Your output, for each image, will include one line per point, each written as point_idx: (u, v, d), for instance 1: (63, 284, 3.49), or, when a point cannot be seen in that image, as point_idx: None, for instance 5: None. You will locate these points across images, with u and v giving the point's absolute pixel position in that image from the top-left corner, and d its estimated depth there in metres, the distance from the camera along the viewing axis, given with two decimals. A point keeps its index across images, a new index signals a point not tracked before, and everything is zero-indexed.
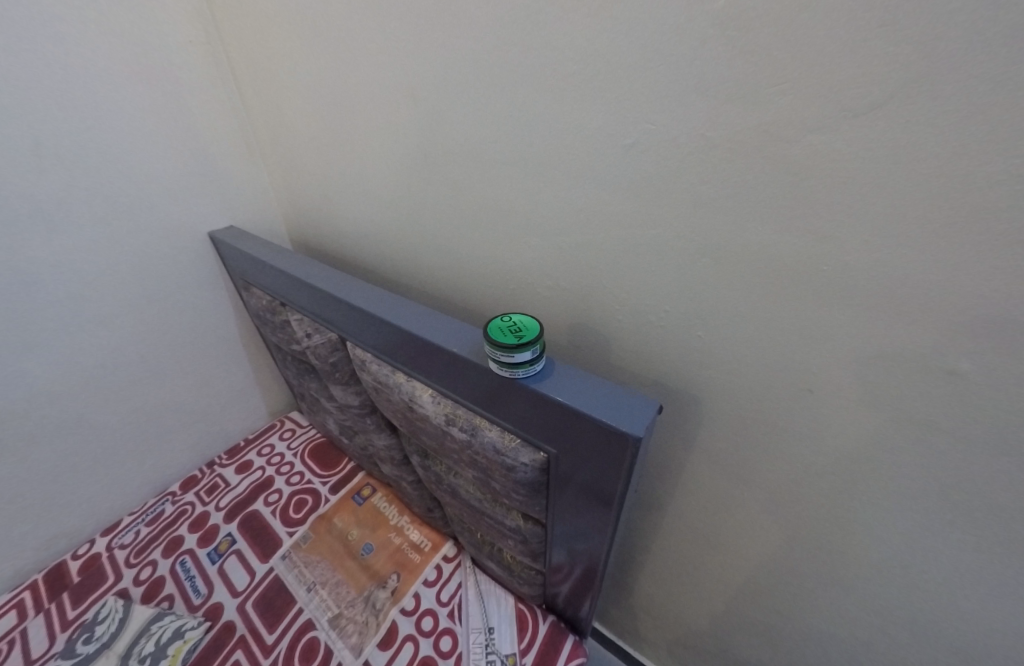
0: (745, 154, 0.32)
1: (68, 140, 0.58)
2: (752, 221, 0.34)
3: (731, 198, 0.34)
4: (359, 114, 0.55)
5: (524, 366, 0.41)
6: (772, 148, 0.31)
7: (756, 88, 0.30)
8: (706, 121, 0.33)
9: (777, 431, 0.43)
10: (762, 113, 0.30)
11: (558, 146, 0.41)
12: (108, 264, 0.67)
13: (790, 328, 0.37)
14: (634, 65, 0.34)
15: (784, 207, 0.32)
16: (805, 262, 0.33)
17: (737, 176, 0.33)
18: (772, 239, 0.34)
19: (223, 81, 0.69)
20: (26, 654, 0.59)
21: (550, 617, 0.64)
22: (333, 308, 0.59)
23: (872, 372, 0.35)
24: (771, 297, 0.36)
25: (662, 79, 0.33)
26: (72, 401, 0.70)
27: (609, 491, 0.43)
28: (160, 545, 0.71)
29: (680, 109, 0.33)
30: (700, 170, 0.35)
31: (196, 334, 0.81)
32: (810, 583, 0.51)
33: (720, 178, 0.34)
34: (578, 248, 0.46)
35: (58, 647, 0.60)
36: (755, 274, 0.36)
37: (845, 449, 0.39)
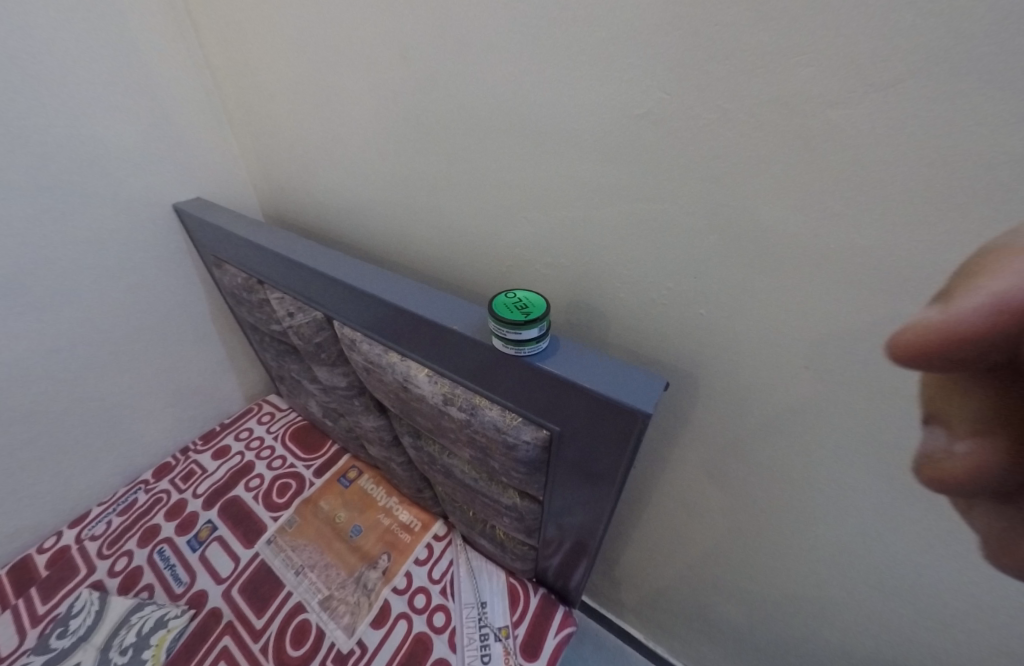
0: (764, 129, 0.31)
1: (2, 98, 0.50)
2: (765, 200, 0.33)
3: (745, 175, 0.33)
4: (343, 76, 0.51)
5: (530, 344, 0.39)
6: (790, 122, 0.30)
7: (782, 57, 0.28)
8: (726, 90, 0.31)
9: (773, 410, 0.44)
10: (786, 85, 0.29)
11: (565, 115, 0.38)
12: (59, 240, 0.60)
13: (794, 308, 0.37)
14: (652, 27, 0.31)
15: (800, 185, 0.31)
16: (817, 241, 0.33)
17: (753, 151, 0.32)
18: (785, 217, 0.33)
19: (183, 32, 0.61)
20: None
21: (540, 589, 0.66)
22: (318, 285, 0.56)
23: (870, 354, 0.35)
24: (778, 278, 0.36)
25: (681, 44, 0.31)
26: (26, 391, 0.65)
27: (611, 468, 0.43)
28: (135, 535, 0.68)
29: (699, 79, 0.31)
30: (715, 143, 0.33)
31: (163, 315, 0.76)
32: (792, 552, 0.53)
33: (736, 153, 0.33)
34: (580, 224, 0.44)
35: (29, 644, 0.57)
36: (764, 252, 0.35)
37: (838, 427, 0.40)
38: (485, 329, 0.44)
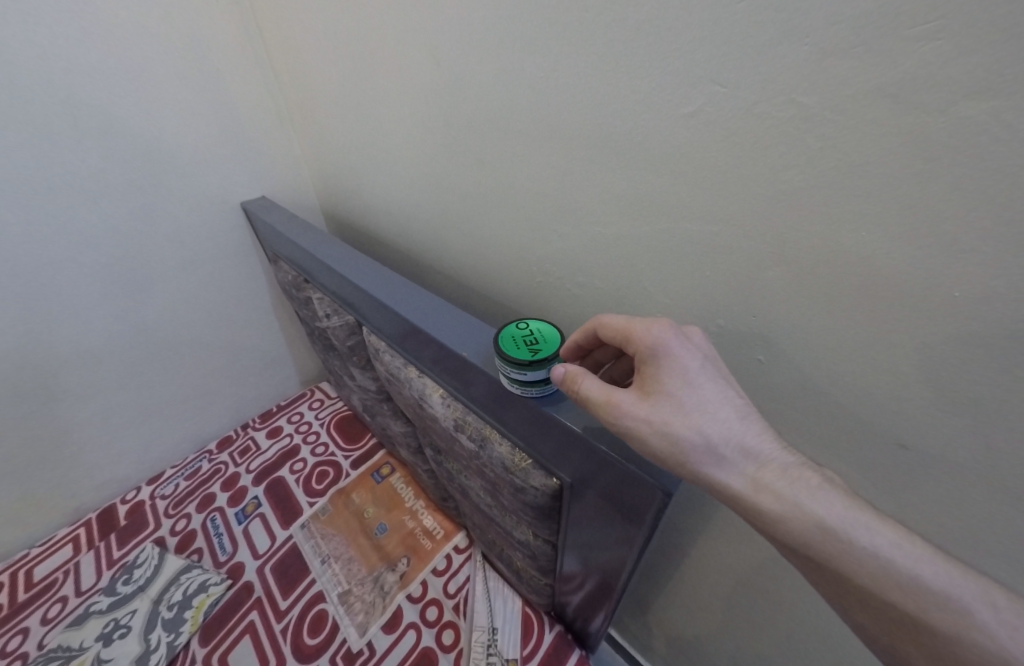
0: (838, 131, 0.26)
1: (107, 115, 0.62)
2: (832, 221, 0.28)
3: (806, 191, 0.29)
4: (381, 84, 0.53)
5: (537, 385, 0.38)
6: (890, 119, 0.24)
7: (864, 40, 0.24)
8: (799, 81, 0.26)
9: (833, 464, 0.37)
10: (862, 78, 0.24)
11: (596, 118, 0.36)
12: (151, 233, 0.73)
13: (862, 351, 0.31)
14: (706, 13, 0.28)
15: (872, 203, 0.26)
16: (895, 278, 0.27)
17: (835, 158, 0.27)
18: (872, 242, 0.27)
19: (256, 49, 0.70)
20: (77, 585, 0.67)
21: (556, 626, 0.61)
22: (351, 292, 0.59)
23: (984, 431, 0.28)
24: (843, 318, 0.31)
25: (735, 30, 0.27)
26: (124, 356, 0.80)
27: (633, 528, 0.38)
28: (195, 500, 0.77)
29: (758, 67, 0.27)
30: (783, 149, 0.28)
31: (235, 301, 0.90)
32: (853, 642, 0.45)
33: (807, 161, 0.28)
34: (615, 241, 0.41)
35: (103, 583, 0.67)
36: (836, 285, 0.30)
37: (911, 496, 0.34)
38: (493, 363, 0.43)
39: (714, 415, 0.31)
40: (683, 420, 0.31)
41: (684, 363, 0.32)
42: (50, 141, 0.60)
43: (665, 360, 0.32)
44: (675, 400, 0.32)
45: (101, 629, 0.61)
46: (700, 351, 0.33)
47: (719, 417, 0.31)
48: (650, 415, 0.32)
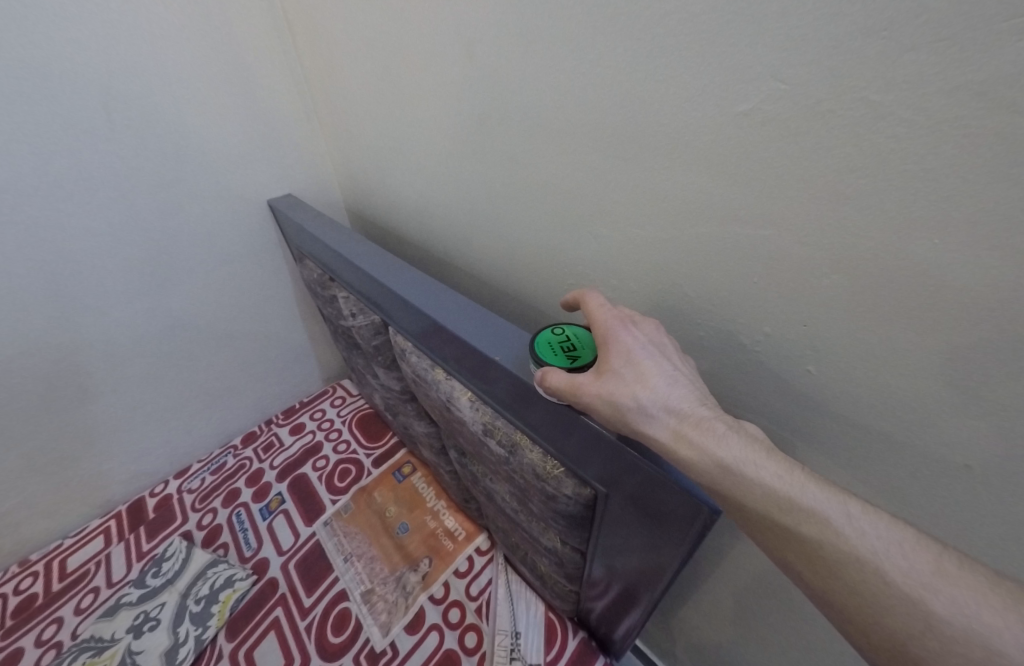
0: (914, 129, 0.24)
1: (140, 112, 0.63)
2: (897, 225, 0.27)
3: (870, 194, 0.27)
4: (412, 81, 0.53)
5: None
6: (971, 118, 0.23)
7: (953, 29, 0.22)
8: (868, 78, 0.25)
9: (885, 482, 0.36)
10: (946, 74, 0.23)
11: (639, 116, 0.35)
12: (180, 230, 0.74)
13: (929, 362, 0.29)
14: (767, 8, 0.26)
15: (944, 207, 0.25)
16: (967, 287, 0.26)
17: (906, 159, 0.25)
18: (944, 249, 0.26)
19: (284, 46, 0.70)
20: (109, 575, 0.77)
21: (580, 633, 0.61)
22: (377, 292, 0.59)
23: None
24: (910, 329, 0.29)
25: (801, 22, 0.26)
26: (153, 351, 0.82)
27: (671, 541, 0.37)
28: (221, 496, 0.84)
29: (825, 63, 0.26)
30: (847, 150, 0.27)
31: (259, 298, 0.91)
32: None
33: (874, 163, 0.26)
34: (655, 244, 0.40)
35: (131, 576, 0.77)
36: (899, 295, 0.28)
37: (976, 519, 0.32)
38: (526, 367, 0.42)
39: (649, 382, 0.33)
40: (631, 391, 0.33)
41: (628, 345, 0.35)
42: (84, 136, 0.60)
43: (612, 342, 0.35)
44: (616, 371, 0.34)
45: (131, 621, 0.66)
46: (648, 337, 0.36)
47: (654, 385, 0.33)
48: (600, 389, 0.34)
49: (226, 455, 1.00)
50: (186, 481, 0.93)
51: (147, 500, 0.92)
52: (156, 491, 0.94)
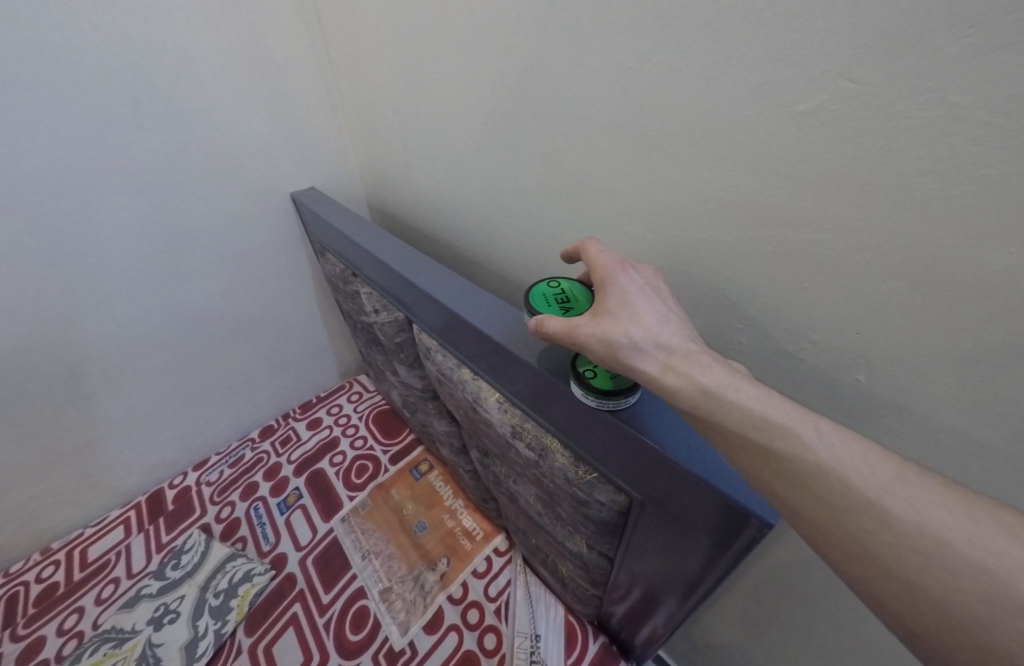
0: (1004, 131, 0.22)
1: (167, 104, 0.63)
2: (979, 234, 0.24)
3: (949, 200, 0.25)
4: (444, 74, 0.52)
5: (616, 396, 0.36)
6: None
7: None
8: (950, 80, 0.23)
9: None
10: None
11: (689, 115, 0.33)
12: (202, 224, 0.74)
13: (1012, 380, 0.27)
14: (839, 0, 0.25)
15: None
16: None
17: (990, 167, 0.23)
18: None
19: (311, 36, 0.69)
20: (129, 566, 0.80)
21: (601, 637, 0.63)
22: (402, 288, 0.58)
23: None
24: (989, 345, 0.26)
25: (878, 14, 0.24)
26: (171, 344, 0.82)
27: (708, 557, 0.36)
28: (239, 489, 0.91)
29: (900, 61, 0.24)
30: (919, 155, 0.25)
31: (277, 292, 0.90)
32: None
33: (951, 169, 0.24)
34: (699, 247, 0.38)
35: (152, 567, 0.79)
36: (972, 311, 0.26)
37: None
38: (562, 371, 0.41)
39: (642, 319, 0.32)
40: (629, 331, 0.32)
41: (626, 288, 0.34)
42: (113, 127, 0.61)
43: (611, 285, 0.34)
44: (612, 312, 0.33)
45: (151, 613, 0.72)
46: (645, 281, 0.35)
47: (647, 323, 0.32)
48: (596, 328, 0.32)
49: (244, 449, 1.00)
50: (205, 474, 0.96)
51: (167, 492, 0.93)
52: (175, 483, 0.95)
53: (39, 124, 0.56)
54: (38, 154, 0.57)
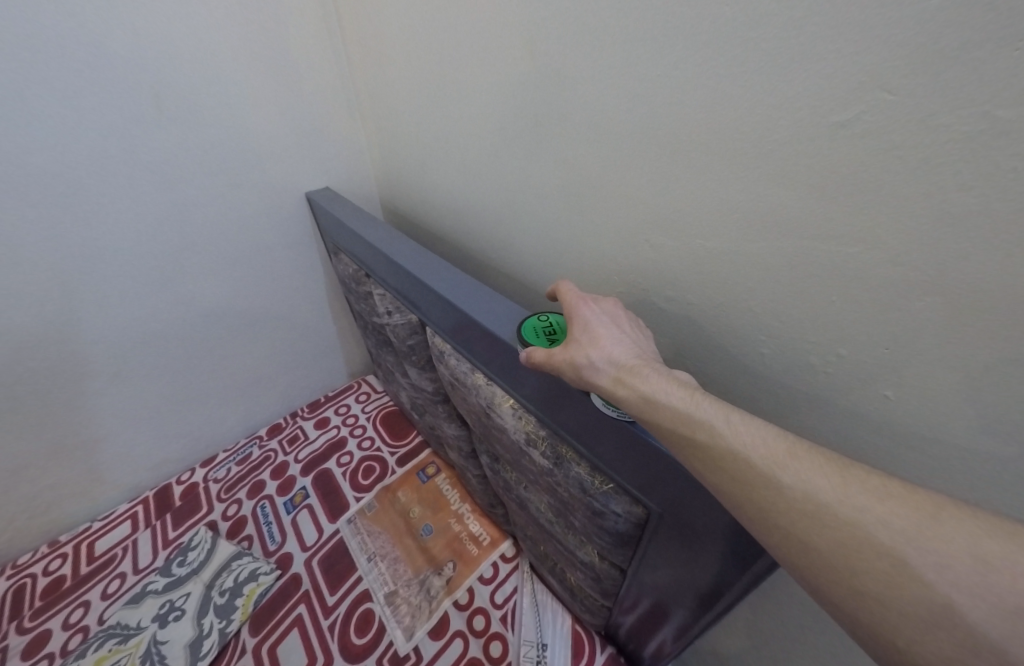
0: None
1: (187, 101, 0.63)
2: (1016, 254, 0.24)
3: (989, 217, 0.24)
4: (464, 77, 0.52)
5: None
6: None
7: None
8: (999, 91, 0.22)
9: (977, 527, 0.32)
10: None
11: (717, 123, 0.33)
12: (217, 220, 0.74)
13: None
14: (878, 9, 0.24)
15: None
16: None
17: None
18: None
19: (331, 36, 0.70)
20: (136, 561, 0.80)
21: (609, 648, 0.62)
22: (416, 289, 0.58)
23: None
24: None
25: (921, 26, 0.23)
26: (182, 340, 0.82)
27: (728, 574, 0.35)
28: (245, 487, 0.91)
29: (943, 72, 0.23)
30: (963, 168, 0.24)
31: (288, 290, 0.90)
32: None
33: (996, 183, 0.23)
34: (723, 257, 0.37)
35: (158, 563, 0.80)
36: (1013, 330, 0.25)
37: None
38: None
39: (599, 342, 0.36)
40: (590, 352, 0.36)
41: (586, 317, 0.39)
42: (132, 121, 0.61)
43: (574, 316, 0.39)
44: (575, 338, 0.37)
45: (156, 610, 0.72)
46: (608, 313, 0.39)
47: (603, 344, 0.36)
48: (561, 353, 0.37)
49: (252, 447, 1.00)
50: (212, 471, 0.96)
51: (174, 487, 0.94)
52: (183, 479, 0.95)
53: (62, 116, 0.56)
54: (60, 147, 0.58)
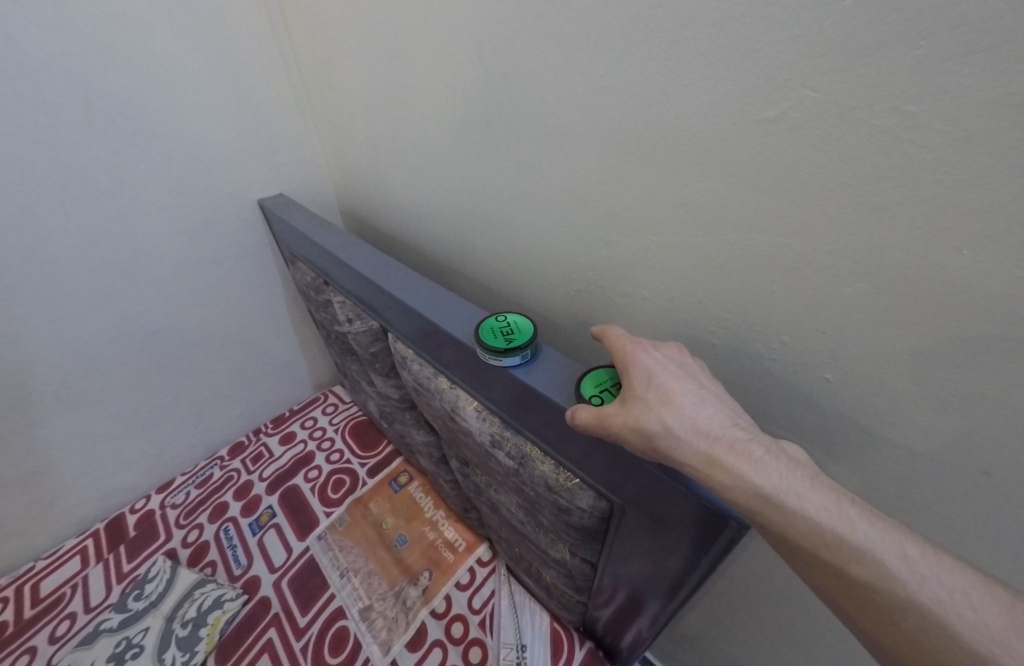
0: (958, 141, 0.23)
1: (121, 109, 0.59)
2: (929, 242, 0.25)
3: (906, 207, 0.25)
4: (414, 77, 0.51)
5: None
6: (1008, 133, 0.21)
7: (994, 39, 0.20)
8: (904, 88, 0.23)
9: (902, 499, 0.35)
10: (1005, 83, 0.21)
11: (657, 121, 0.33)
12: (161, 233, 0.71)
13: (974, 382, 0.27)
14: (796, 8, 0.25)
15: (1002, 222, 0.23)
16: (994, 304, 0.25)
17: (937, 175, 0.24)
18: (969, 269, 0.25)
19: (277, 36, 0.67)
20: (87, 599, 0.75)
21: (586, 643, 0.63)
22: (376, 295, 0.56)
23: None
24: (949, 348, 0.27)
25: (839, 26, 0.24)
26: (129, 362, 0.78)
27: (687, 562, 0.36)
28: (207, 510, 0.87)
29: (857, 69, 0.24)
30: (876, 161, 0.25)
31: (244, 302, 0.87)
32: None
33: (905, 176, 0.25)
34: (670, 252, 0.38)
35: (112, 598, 0.75)
36: (925, 311, 0.27)
37: (992, 531, 0.31)
38: (541, 379, 0.41)
39: (675, 403, 0.31)
40: (666, 416, 0.31)
41: (649, 367, 0.33)
42: (59, 127, 0.57)
43: (632, 365, 0.34)
44: (640, 396, 0.32)
45: (112, 648, 0.68)
46: (670, 360, 0.34)
47: (680, 406, 0.31)
48: (626, 416, 0.32)
49: (212, 468, 0.96)
50: (170, 496, 0.92)
51: (129, 517, 0.89)
52: (138, 507, 0.90)
53: None
54: None
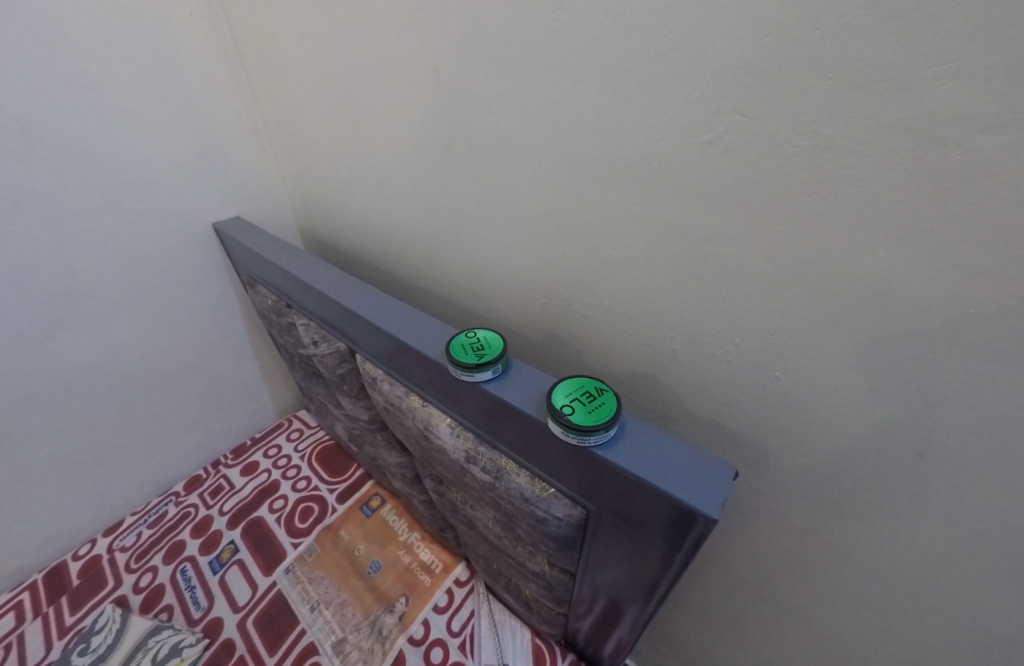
0: (870, 160, 0.25)
1: (59, 136, 0.57)
2: (855, 249, 0.28)
3: (834, 218, 0.28)
4: (371, 100, 0.51)
5: (595, 432, 0.35)
6: (910, 152, 0.24)
7: (890, 72, 0.23)
8: (823, 113, 0.26)
9: (850, 494, 0.37)
10: (902, 108, 0.23)
11: (608, 141, 0.35)
12: (105, 260, 0.67)
13: (904, 373, 0.30)
14: (721, 44, 0.27)
15: (910, 230, 0.26)
16: (913, 301, 0.27)
17: (857, 190, 0.26)
18: (891, 272, 0.27)
19: (228, 61, 0.67)
20: (22, 659, 0.68)
21: (569, 655, 0.63)
22: (341, 316, 0.55)
23: (995, 449, 0.29)
24: (880, 346, 0.30)
25: (762, 58, 0.26)
26: (73, 399, 0.73)
27: (660, 564, 0.37)
28: (162, 552, 0.81)
29: (781, 98, 0.27)
30: (805, 180, 0.28)
31: (200, 327, 0.83)
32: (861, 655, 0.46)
33: (831, 190, 0.27)
34: (627, 263, 0.40)
35: (52, 656, 0.69)
36: (857, 312, 0.30)
37: (927, 515, 0.34)
38: (513, 394, 0.41)
39: None
40: None
41: None
42: None
43: None
44: None
45: None
46: None
47: None
48: None
49: (167, 505, 0.90)
50: (118, 538, 0.85)
51: (72, 564, 0.82)
52: (82, 553, 0.83)
53: None
54: None
